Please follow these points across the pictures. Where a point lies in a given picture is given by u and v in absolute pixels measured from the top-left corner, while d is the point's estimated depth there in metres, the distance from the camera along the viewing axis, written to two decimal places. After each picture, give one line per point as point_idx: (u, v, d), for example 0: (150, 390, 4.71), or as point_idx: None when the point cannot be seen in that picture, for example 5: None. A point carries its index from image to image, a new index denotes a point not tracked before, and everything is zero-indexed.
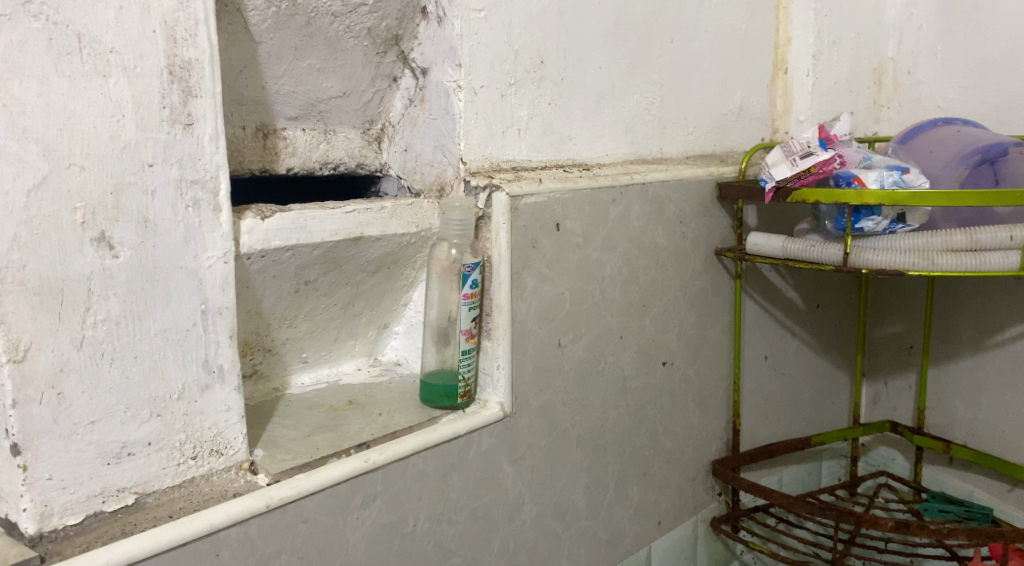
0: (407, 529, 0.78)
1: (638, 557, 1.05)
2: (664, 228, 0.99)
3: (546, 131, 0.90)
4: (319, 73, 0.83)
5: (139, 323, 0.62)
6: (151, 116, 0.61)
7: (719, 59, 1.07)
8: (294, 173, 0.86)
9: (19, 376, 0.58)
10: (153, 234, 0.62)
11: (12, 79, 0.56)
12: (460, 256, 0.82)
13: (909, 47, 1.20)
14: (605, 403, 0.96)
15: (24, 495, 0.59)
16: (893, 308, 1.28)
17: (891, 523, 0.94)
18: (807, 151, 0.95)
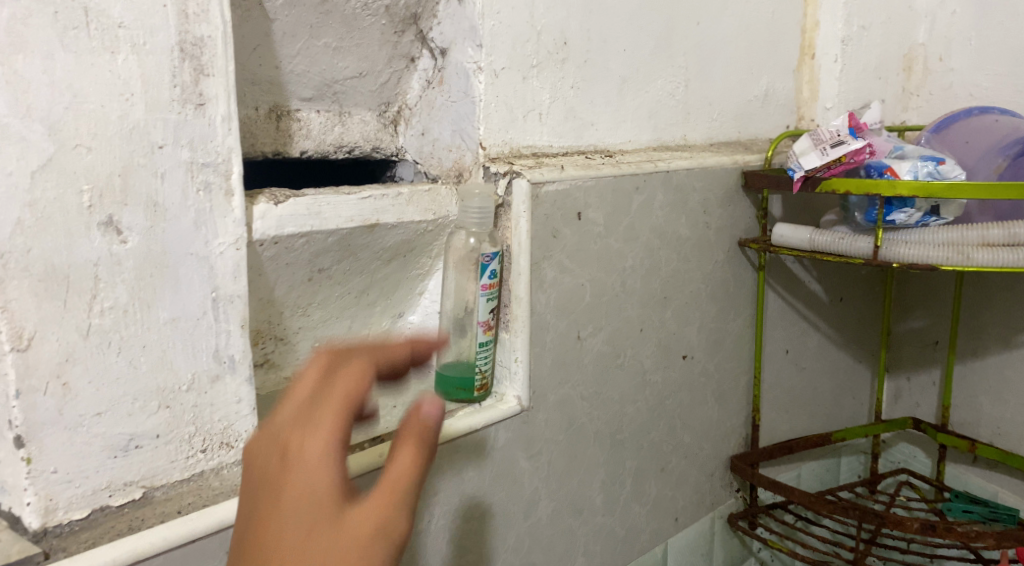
0: (420, 526, 0.76)
1: (654, 554, 1.02)
2: (687, 217, 0.96)
3: (568, 116, 0.87)
4: (335, 53, 0.80)
5: (147, 311, 0.60)
6: (161, 95, 0.59)
7: (746, 43, 1.04)
8: (308, 156, 0.84)
9: (23, 366, 0.56)
10: (162, 218, 0.60)
11: (16, 54, 0.53)
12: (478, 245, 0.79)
13: (942, 34, 1.16)
14: (623, 397, 0.94)
15: (27, 489, 0.57)
16: (919, 302, 1.24)
17: (917, 525, 0.91)
18: (837, 139, 0.90)
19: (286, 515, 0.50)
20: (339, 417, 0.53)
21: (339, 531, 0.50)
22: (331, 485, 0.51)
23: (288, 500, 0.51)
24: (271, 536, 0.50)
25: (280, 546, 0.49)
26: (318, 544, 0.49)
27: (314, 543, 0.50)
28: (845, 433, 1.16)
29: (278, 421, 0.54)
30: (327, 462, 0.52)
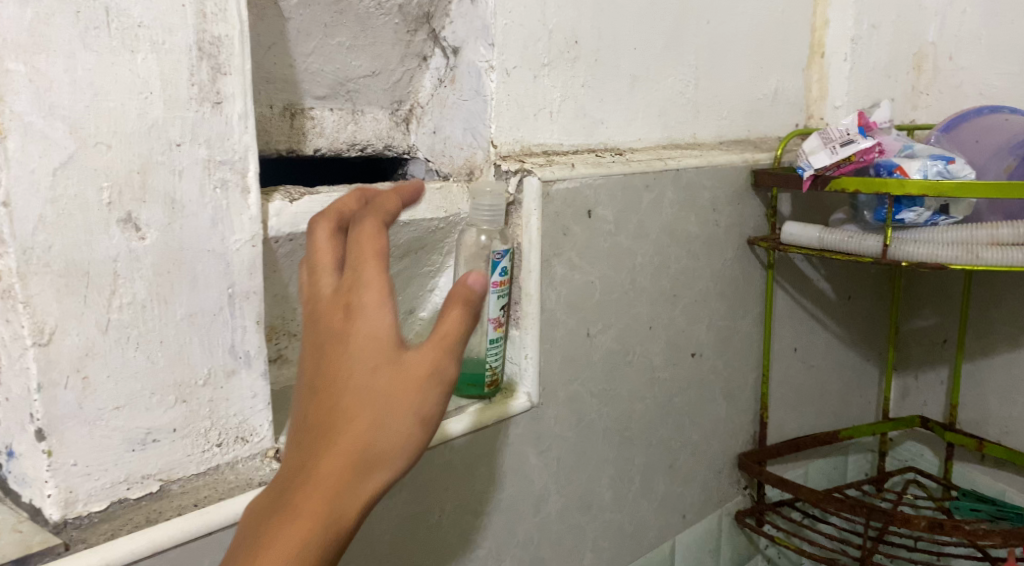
0: (432, 520, 0.77)
1: (662, 550, 1.03)
2: (696, 215, 0.96)
3: (578, 114, 0.87)
4: (349, 51, 0.81)
5: (164, 307, 0.61)
6: (179, 93, 0.60)
7: (755, 42, 1.04)
8: (321, 154, 0.85)
9: (44, 360, 0.56)
10: (180, 215, 0.61)
11: (39, 53, 0.54)
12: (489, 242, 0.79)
13: (952, 32, 1.16)
14: (632, 394, 0.94)
15: (48, 481, 0.58)
16: (928, 301, 1.24)
17: (924, 523, 0.92)
18: (847, 138, 0.91)
19: (339, 362, 0.50)
20: (379, 267, 0.52)
21: (391, 376, 0.50)
22: (379, 331, 0.50)
23: (340, 346, 0.51)
24: (328, 381, 0.50)
25: (337, 390, 0.50)
26: (372, 388, 0.50)
27: (368, 386, 0.50)
28: (853, 431, 1.16)
29: (321, 274, 0.53)
30: (373, 310, 0.51)
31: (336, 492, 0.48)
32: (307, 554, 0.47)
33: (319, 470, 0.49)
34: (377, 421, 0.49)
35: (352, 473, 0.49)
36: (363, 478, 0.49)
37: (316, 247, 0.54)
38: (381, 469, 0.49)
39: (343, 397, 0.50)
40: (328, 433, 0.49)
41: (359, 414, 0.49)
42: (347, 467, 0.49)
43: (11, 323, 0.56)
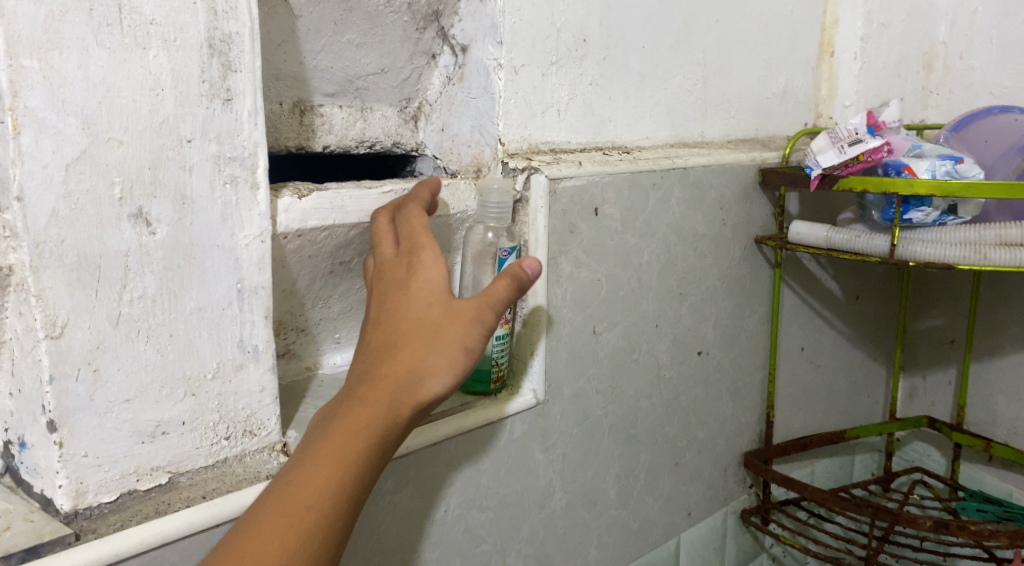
0: (438, 514, 0.78)
1: (667, 548, 1.03)
2: (704, 214, 0.96)
3: (586, 112, 0.87)
4: (358, 49, 0.81)
5: (175, 301, 0.62)
6: (190, 90, 0.60)
7: (764, 41, 1.04)
8: (330, 150, 0.85)
9: (56, 353, 0.57)
10: (190, 211, 0.61)
11: (52, 50, 0.55)
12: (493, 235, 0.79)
13: (963, 31, 1.15)
14: (638, 391, 0.95)
15: (59, 472, 0.59)
16: (936, 300, 1.24)
17: (929, 522, 0.92)
18: (855, 137, 0.91)
19: (400, 302, 0.65)
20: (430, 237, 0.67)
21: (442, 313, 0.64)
22: (431, 281, 0.65)
23: (400, 290, 0.65)
24: (391, 313, 0.65)
25: (398, 320, 0.64)
26: (426, 319, 0.64)
27: (423, 317, 0.64)
28: (860, 431, 1.16)
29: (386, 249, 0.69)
30: (429, 265, 0.66)
31: (396, 390, 0.61)
32: (371, 431, 0.59)
33: (381, 375, 0.62)
34: (430, 341, 0.63)
35: (408, 378, 0.62)
36: (416, 382, 0.62)
37: (380, 225, 0.70)
38: (431, 379, 0.62)
39: (401, 325, 0.64)
40: (389, 351, 0.63)
41: (414, 337, 0.63)
42: (405, 375, 0.62)
43: (25, 315, 0.57)
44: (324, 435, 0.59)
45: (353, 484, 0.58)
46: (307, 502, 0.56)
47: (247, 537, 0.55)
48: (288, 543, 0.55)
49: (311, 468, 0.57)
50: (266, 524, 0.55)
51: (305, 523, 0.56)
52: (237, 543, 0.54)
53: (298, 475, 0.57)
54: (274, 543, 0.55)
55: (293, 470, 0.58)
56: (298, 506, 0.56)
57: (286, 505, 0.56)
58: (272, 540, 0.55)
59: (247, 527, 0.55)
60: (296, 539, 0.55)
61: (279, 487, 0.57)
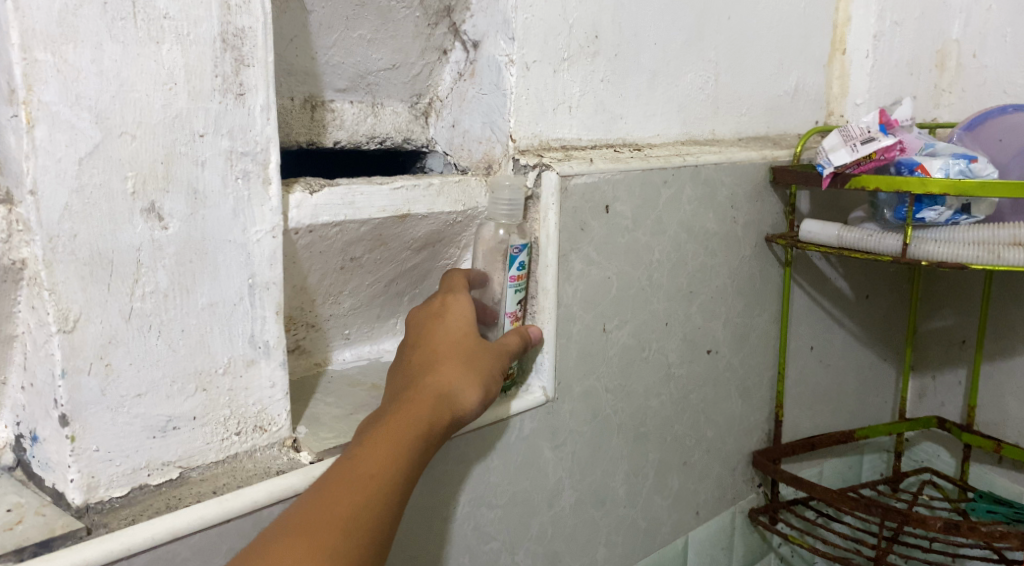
0: (447, 512, 0.78)
1: (675, 546, 1.03)
2: (715, 212, 0.96)
3: (597, 109, 0.87)
4: (370, 44, 0.81)
5: (186, 296, 0.61)
6: (203, 85, 0.60)
7: (777, 38, 1.04)
8: (341, 146, 0.85)
9: (68, 347, 0.57)
10: (202, 206, 0.61)
11: (66, 44, 0.55)
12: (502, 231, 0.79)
13: (976, 29, 1.14)
14: (647, 390, 0.94)
15: (71, 466, 0.59)
16: (947, 300, 1.23)
17: (939, 523, 0.91)
18: (867, 136, 0.90)
19: (438, 329, 0.72)
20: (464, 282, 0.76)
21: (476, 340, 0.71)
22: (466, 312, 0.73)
23: (441, 318, 0.72)
24: (430, 338, 0.71)
25: (436, 343, 0.70)
26: (462, 342, 0.70)
27: (460, 340, 0.71)
28: (870, 430, 1.15)
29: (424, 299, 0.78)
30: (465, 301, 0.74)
31: (439, 396, 0.66)
32: (419, 425, 0.64)
33: (424, 383, 0.67)
34: (466, 359, 0.69)
35: (450, 388, 0.67)
36: (456, 390, 0.67)
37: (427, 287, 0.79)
38: (468, 390, 0.67)
39: (439, 346, 0.70)
40: (432, 365, 0.68)
41: (452, 354, 0.69)
42: (446, 384, 0.67)
43: (38, 310, 0.57)
44: (376, 427, 0.63)
45: (406, 467, 0.61)
46: (366, 479, 0.60)
47: (310, 508, 0.58)
48: (352, 509, 0.58)
49: (368, 451, 0.61)
50: (330, 497, 0.58)
51: (365, 495, 0.59)
52: (303, 510, 0.58)
53: (355, 459, 0.61)
54: (339, 507, 0.58)
55: (350, 457, 0.61)
56: (359, 481, 0.59)
57: (348, 481, 0.59)
58: (337, 505, 0.58)
59: (313, 497, 0.59)
60: (359, 512, 0.58)
61: (339, 467, 0.61)
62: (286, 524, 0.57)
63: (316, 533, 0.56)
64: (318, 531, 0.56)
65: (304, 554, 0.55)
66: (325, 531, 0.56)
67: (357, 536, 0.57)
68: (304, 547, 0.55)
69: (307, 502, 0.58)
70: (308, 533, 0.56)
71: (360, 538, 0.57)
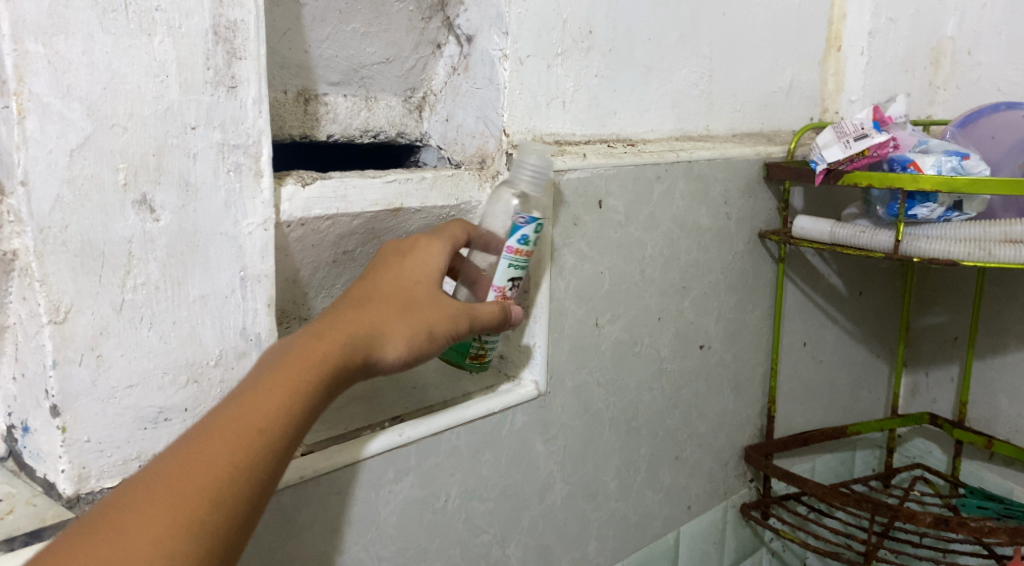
0: (438, 504, 0.78)
1: (667, 540, 1.04)
2: (708, 208, 0.96)
3: (591, 104, 0.87)
4: (363, 38, 0.81)
5: (178, 288, 0.62)
6: (195, 77, 0.60)
7: (772, 34, 1.04)
8: (334, 139, 0.85)
9: (60, 338, 0.58)
10: (194, 198, 0.61)
11: (58, 35, 0.55)
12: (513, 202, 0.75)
13: (971, 27, 1.15)
14: (640, 384, 0.95)
15: (62, 456, 0.59)
16: (940, 297, 1.24)
17: (929, 518, 0.92)
18: (861, 132, 0.91)
19: (382, 270, 0.68)
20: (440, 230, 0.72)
21: (417, 291, 0.68)
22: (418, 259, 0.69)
23: (397, 258, 0.69)
24: (378, 274, 0.68)
25: (382, 282, 0.67)
26: (402, 291, 0.67)
27: (400, 288, 0.67)
28: (861, 426, 1.16)
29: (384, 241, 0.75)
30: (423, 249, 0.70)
31: (358, 337, 0.62)
32: (327, 369, 0.59)
33: (349, 319, 0.63)
34: (402, 309, 0.66)
35: (373, 335, 0.63)
36: (377, 339, 0.63)
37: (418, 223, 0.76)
38: (391, 343, 0.64)
39: (379, 289, 0.66)
40: (364, 304, 0.65)
41: (388, 301, 0.66)
42: (371, 328, 0.63)
43: (29, 301, 0.58)
44: (279, 362, 0.59)
45: (299, 417, 0.57)
46: (255, 427, 0.55)
47: (191, 447, 0.53)
48: (232, 465, 0.54)
49: (263, 394, 0.57)
50: (212, 439, 0.54)
51: (249, 445, 0.55)
52: (177, 454, 0.53)
53: (249, 398, 0.56)
54: (216, 458, 0.53)
55: (245, 392, 0.57)
56: (248, 427, 0.55)
57: (234, 423, 0.55)
58: (216, 453, 0.53)
59: (191, 439, 0.54)
60: (240, 461, 0.54)
61: (231, 404, 0.56)
62: (153, 475, 0.52)
63: (188, 479, 0.52)
64: (187, 485, 0.52)
65: (163, 508, 0.51)
66: (199, 480, 0.52)
67: (230, 494, 0.53)
68: (167, 501, 0.51)
69: (182, 446, 0.54)
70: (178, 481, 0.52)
71: (232, 493, 0.53)
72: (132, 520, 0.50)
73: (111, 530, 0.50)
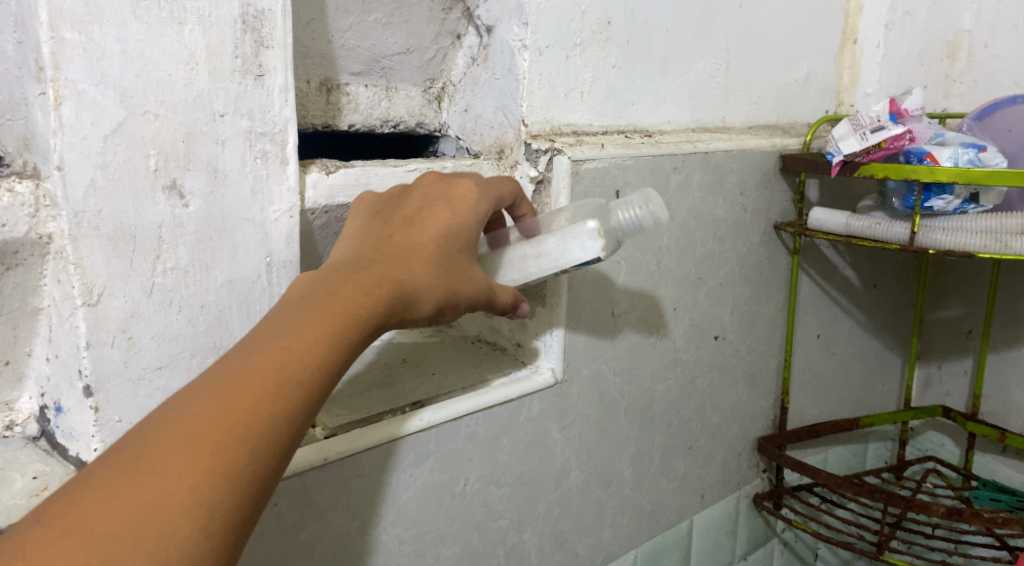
0: (457, 489, 0.79)
1: (680, 529, 1.05)
2: (724, 199, 0.97)
3: (608, 95, 0.88)
4: (385, 28, 0.82)
5: (206, 273, 0.63)
6: (223, 65, 0.61)
7: (788, 26, 1.04)
8: (355, 129, 0.86)
9: (93, 320, 0.59)
10: (222, 184, 0.62)
11: (93, 23, 0.56)
12: (594, 226, 0.71)
13: (988, 20, 1.15)
14: (655, 374, 0.95)
15: (94, 435, 0.61)
16: (954, 290, 1.24)
17: (942, 508, 0.92)
18: (877, 125, 0.91)
19: (418, 216, 0.66)
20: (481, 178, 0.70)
21: (452, 246, 0.66)
22: (455, 207, 0.67)
23: (442, 209, 0.67)
24: (421, 224, 0.66)
25: (424, 233, 0.65)
26: (438, 243, 0.65)
27: (436, 240, 0.65)
28: (874, 418, 1.16)
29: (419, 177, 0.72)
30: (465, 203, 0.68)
31: (396, 295, 0.61)
32: (362, 327, 0.59)
33: (388, 273, 0.62)
34: (440, 267, 0.65)
35: (410, 294, 0.62)
36: (412, 299, 0.63)
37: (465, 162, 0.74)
38: (425, 300, 0.63)
39: (414, 240, 0.65)
40: (404, 257, 0.64)
41: (424, 253, 0.64)
42: (408, 287, 0.62)
43: (63, 283, 0.59)
44: (321, 311, 0.58)
45: (333, 373, 0.57)
46: (295, 380, 0.55)
47: (229, 392, 0.53)
48: (266, 417, 0.54)
49: (295, 346, 0.56)
50: (249, 387, 0.54)
51: (285, 398, 0.55)
52: (212, 403, 0.53)
53: (290, 349, 0.56)
54: (250, 409, 0.53)
55: (286, 339, 0.56)
56: (287, 378, 0.55)
57: (275, 373, 0.55)
58: (254, 402, 0.54)
59: (225, 388, 0.54)
60: (275, 413, 0.54)
61: (271, 351, 0.56)
62: (189, 415, 0.52)
63: (224, 425, 0.52)
64: (220, 434, 0.52)
65: (197, 450, 0.51)
66: (234, 427, 0.52)
67: (263, 444, 0.53)
68: (204, 450, 0.51)
69: (217, 394, 0.53)
70: (214, 425, 0.52)
71: (265, 444, 0.53)
72: (167, 464, 0.51)
73: (146, 472, 0.50)
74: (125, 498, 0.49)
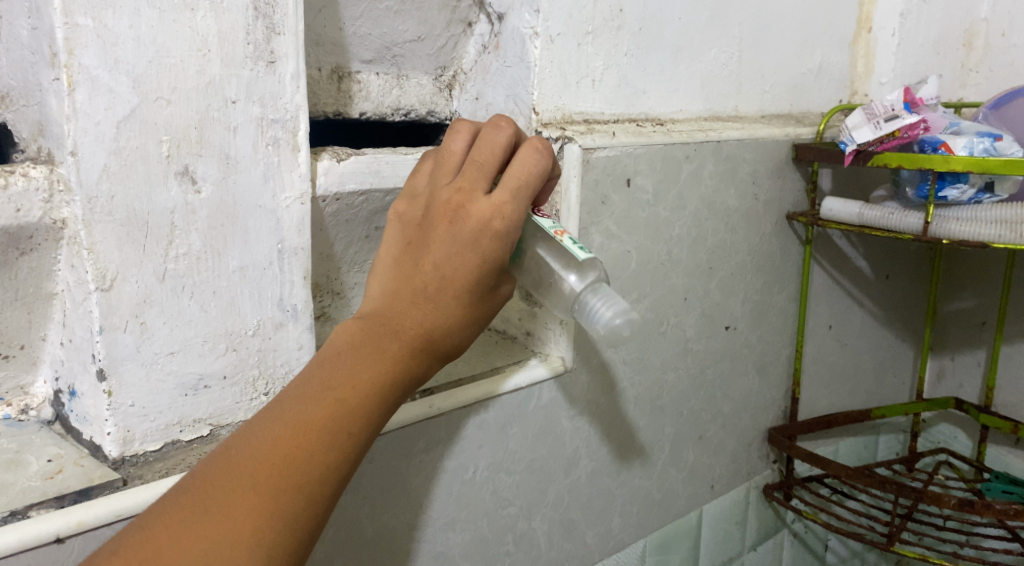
0: (466, 476, 0.79)
1: (690, 519, 1.05)
2: (736, 188, 0.96)
3: (620, 84, 0.88)
4: (396, 16, 0.82)
5: (218, 259, 0.63)
6: (235, 52, 0.61)
7: (802, 15, 1.03)
8: (367, 118, 0.86)
9: (106, 305, 0.59)
10: (234, 171, 0.63)
11: (106, 9, 0.56)
12: (581, 283, 0.72)
13: (1006, 9, 1.13)
14: (665, 363, 0.95)
15: (108, 419, 0.61)
16: (968, 282, 1.23)
17: (953, 500, 0.92)
18: (891, 113, 0.90)
19: (451, 249, 0.61)
20: (512, 191, 0.62)
21: (488, 276, 0.62)
22: (490, 232, 0.61)
23: (480, 241, 0.61)
24: (459, 262, 0.61)
25: (462, 272, 0.61)
26: (477, 276, 0.62)
27: (475, 273, 0.62)
28: (886, 410, 1.16)
29: (442, 175, 0.64)
30: (505, 228, 0.62)
31: (435, 338, 0.62)
32: (404, 376, 0.60)
33: (426, 318, 0.61)
34: (477, 300, 0.63)
35: (448, 333, 0.62)
36: (451, 337, 0.62)
37: (495, 141, 0.64)
38: (461, 334, 0.63)
39: (454, 275, 0.61)
40: (442, 297, 0.61)
41: (462, 290, 0.62)
42: (444, 328, 0.62)
43: (77, 268, 0.60)
44: (364, 365, 0.59)
45: (378, 418, 0.59)
46: (346, 433, 0.57)
47: (280, 453, 0.55)
48: (321, 466, 0.56)
49: (348, 393, 0.58)
50: (302, 448, 0.55)
51: (338, 450, 0.56)
52: (266, 462, 0.54)
53: (338, 406, 0.57)
54: (306, 467, 0.55)
55: (333, 397, 0.57)
56: (340, 435, 0.57)
57: (326, 433, 0.56)
58: (310, 461, 0.55)
59: (278, 450, 0.55)
60: (330, 469, 0.56)
61: (319, 409, 0.56)
62: (245, 473, 0.54)
63: (281, 483, 0.54)
64: (276, 488, 0.54)
65: (255, 504, 0.53)
66: (291, 484, 0.54)
67: (320, 495, 0.56)
68: (263, 506, 0.53)
69: (270, 455, 0.54)
70: (271, 486, 0.54)
71: (323, 494, 0.56)
72: (228, 521, 0.53)
73: (208, 520, 0.52)
74: (192, 550, 0.52)
